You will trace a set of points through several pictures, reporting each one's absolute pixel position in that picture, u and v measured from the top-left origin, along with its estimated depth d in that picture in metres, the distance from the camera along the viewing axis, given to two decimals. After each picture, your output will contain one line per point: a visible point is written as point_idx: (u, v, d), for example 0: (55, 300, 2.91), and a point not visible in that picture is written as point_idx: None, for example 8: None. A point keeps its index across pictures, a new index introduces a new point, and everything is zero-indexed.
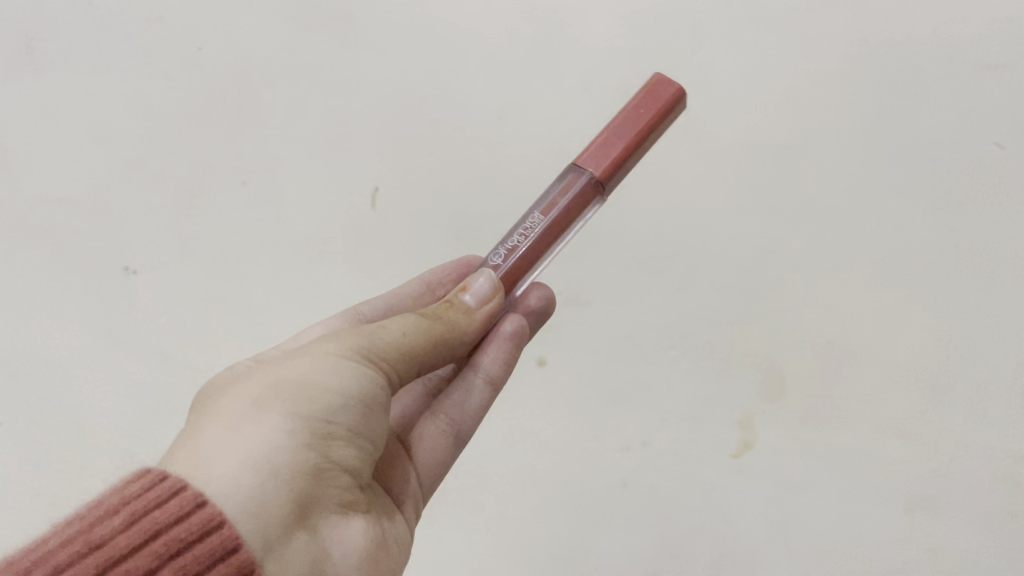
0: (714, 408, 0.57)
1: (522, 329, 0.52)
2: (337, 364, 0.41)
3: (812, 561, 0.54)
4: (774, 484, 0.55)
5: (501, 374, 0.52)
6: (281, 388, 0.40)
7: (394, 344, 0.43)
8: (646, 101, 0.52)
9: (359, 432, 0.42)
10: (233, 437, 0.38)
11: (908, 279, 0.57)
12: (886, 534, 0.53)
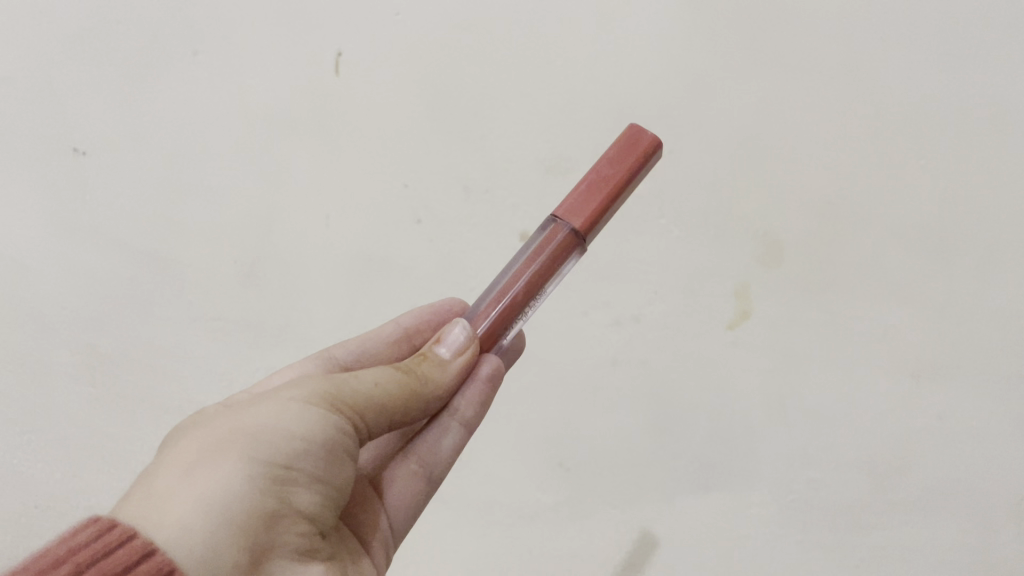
0: (707, 279, 0.57)
1: (500, 370, 0.45)
2: (302, 411, 0.36)
3: (809, 433, 0.55)
4: (772, 356, 0.56)
5: (477, 416, 0.46)
6: (226, 449, 0.34)
7: (366, 393, 0.38)
8: (620, 163, 0.44)
9: (325, 480, 0.36)
10: (188, 482, 0.32)
11: (934, 169, 0.55)
12: (885, 403, 0.55)
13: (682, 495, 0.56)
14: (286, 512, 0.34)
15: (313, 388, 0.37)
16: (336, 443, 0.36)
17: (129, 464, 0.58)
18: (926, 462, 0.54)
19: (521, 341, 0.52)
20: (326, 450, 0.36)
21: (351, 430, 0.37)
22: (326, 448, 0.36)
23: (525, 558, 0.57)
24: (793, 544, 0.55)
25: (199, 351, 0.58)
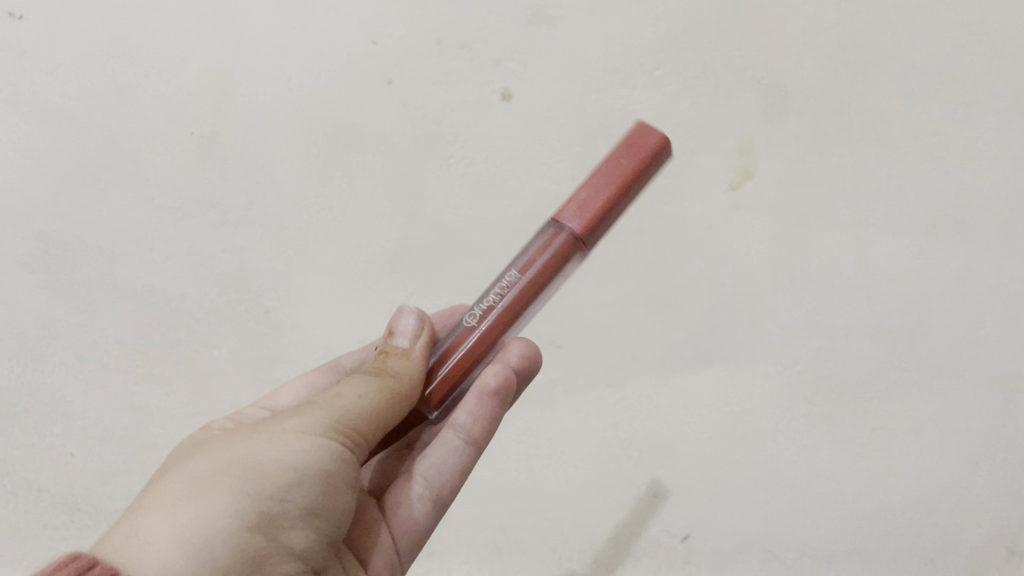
0: (707, 137, 0.52)
1: (507, 384, 0.42)
2: (294, 440, 0.34)
3: (816, 299, 0.52)
4: (778, 217, 0.52)
5: (484, 434, 0.43)
6: (219, 474, 0.33)
7: (362, 413, 0.36)
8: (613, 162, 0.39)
9: (319, 512, 0.35)
10: (178, 509, 0.32)
11: (943, 14, 0.52)
12: (898, 265, 0.51)
13: (680, 370, 0.53)
14: (278, 545, 0.33)
15: (308, 416, 0.36)
16: (327, 471, 0.35)
17: (90, 353, 0.54)
18: (938, 328, 0.51)
19: (524, 361, 0.43)
20: (319, 480, 0.34)
21: (346, 457, 0.36)
22: (318, 476, 0.34)
23: (514, 439, 0.55)
24: (797, 417, 0.52)
25: (155, 232, 0.54)
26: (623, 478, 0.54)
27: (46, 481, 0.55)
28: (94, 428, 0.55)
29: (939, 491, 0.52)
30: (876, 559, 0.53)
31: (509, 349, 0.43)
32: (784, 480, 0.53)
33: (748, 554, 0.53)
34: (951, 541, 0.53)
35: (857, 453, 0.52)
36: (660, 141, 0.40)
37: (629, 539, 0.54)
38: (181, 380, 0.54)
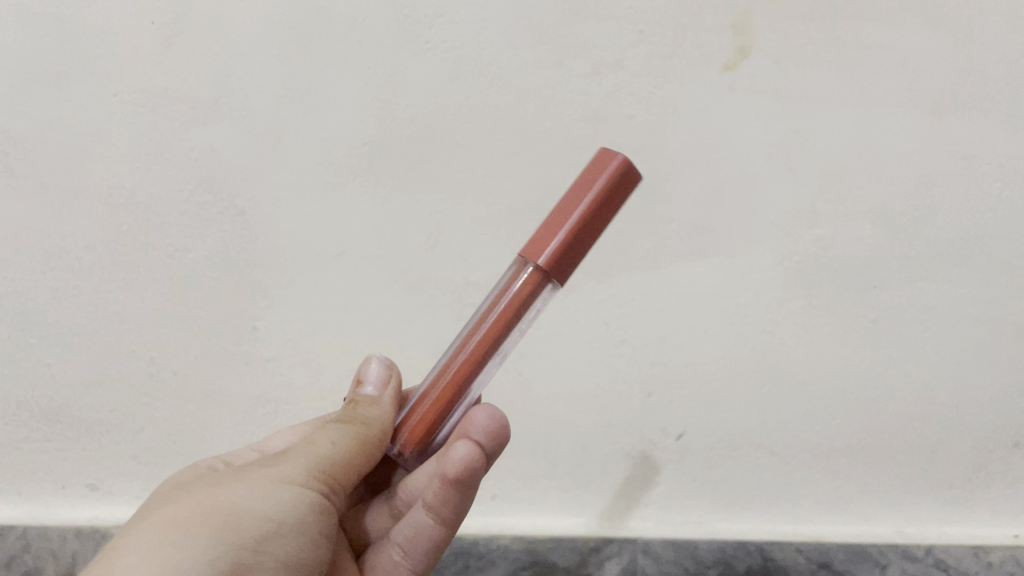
0: (702, 14, 0.49)
1: (473, 462, 0.39)
2: (276, 486, 0.35)
3: (813, 182, 0.50)
4: (776, 97, 0.49)
5: (455, 513, 0.42)
6: (202, 513, 0.33)
7: (335, 460, 0.37)
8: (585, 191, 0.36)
9: (296, 562, 0.35)
10: (163, 544, 0.32)
11: None
12: (903, 146, 0.50)
13: (674, 262, 0.51)
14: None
15: (289, 463, 0.36)
16: (306, 517, 0.35)
17: (64, 260, 0.53)
18: (944, 213, 0.50)
19: (497, 426, 0.40)
20: (298, 526, 0.35)
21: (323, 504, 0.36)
22: (299, 522, 0.35)
23: None
24: (795, 308, 0.51)
25: (122, 130, 0.52)
26: (616, 375, 0.53)
27: (26, 394, 0.54)
28: (72, 338, 0.53)
29: (942, 380, 0.51)
30: (877, 450, 0.52)
31: (474, 413, 0.40)
32: (780, 373, 0.52)
33: (744, 448, 0.52)
34: (955, 431, 0.51)
35: (857, 344, 0.51)
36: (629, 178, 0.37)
37: (623, 436, 0.53)
38: (158, 285, 0.53)
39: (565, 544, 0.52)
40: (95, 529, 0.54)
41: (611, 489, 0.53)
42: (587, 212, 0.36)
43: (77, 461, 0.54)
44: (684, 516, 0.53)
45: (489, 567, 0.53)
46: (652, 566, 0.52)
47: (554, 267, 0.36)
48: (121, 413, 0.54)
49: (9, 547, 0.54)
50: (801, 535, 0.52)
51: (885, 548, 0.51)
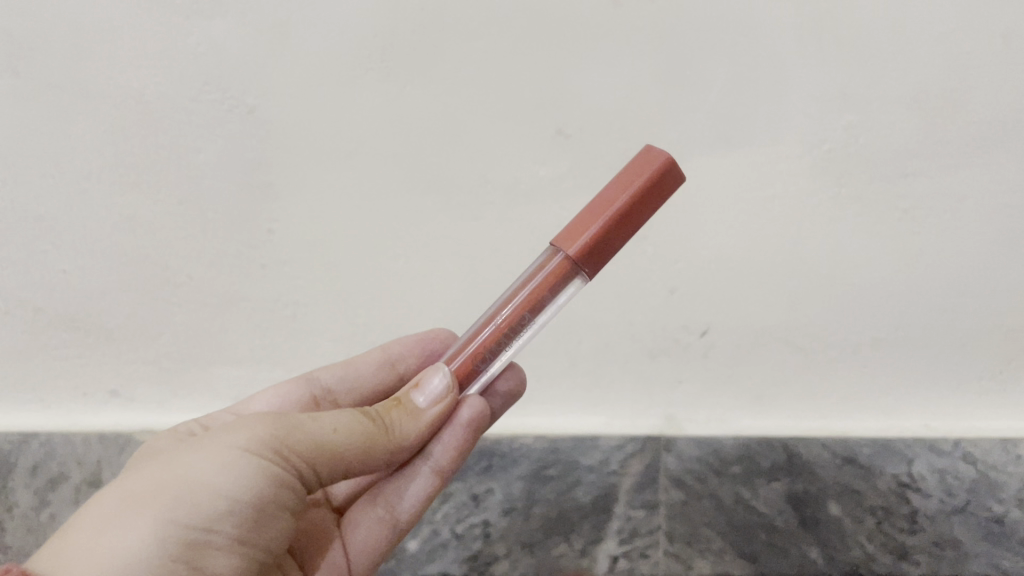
0: None
1: (482, 415, 0.44)
2: (240, 461, 0.35)
3: (850, 69, 0.46)
4: None
5: (451, 466, 0.45)
6: (160, 489, 0.34)
7: (320, 444, 0.37)
8: (621, 188, 0.39)
9: (253, 539, 0.36)
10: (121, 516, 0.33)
11: None
12: (949, 27, 0.44)
13: (700, 156, 0.49)
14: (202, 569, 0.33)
15: (262, 430, 0.36)
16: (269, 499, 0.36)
17: (69, 164, 0.51)
18: (983, 91, 0.45)
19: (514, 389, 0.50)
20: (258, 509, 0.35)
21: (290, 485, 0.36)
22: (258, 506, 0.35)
23: (523, 240, 0.52)
24: (824, 201, 0.49)
25: (97, 26, 0.47)
26: (639, 274, 0.52)
27: (45, 300, 0.54)
28: (85, 244, 0.53)
29: (978, 274, 0.49)
30: (906, 345, 0.51)
31: (500, 380, 0.49)
32: (807, 267, 0.50)
33: (768, 345, 0.52)
34: (989, 325, 0.50)
35: (889, 237, 0.49)
36: (664, 163, 0.39)
37: (646, 338, 0.53)
38: (168, 189, 0.51)
39: (586, 445, 0.55)
40: (121, 435, 0.55)
41: (632, 389, 0.54)
42: (622, 207, 0.39)
43: (101, 366, 0.55)
44: (708, 414, 0.54)
45: (513, 467, 0.56)
46: (675, 462, 0.54)
47: (585, 264, 0.39)
48: (140, 319, 0.54)
49: (37, 453, 0.56)
50: (823, 431, 0.53)
51: (911, 442, 0.51)
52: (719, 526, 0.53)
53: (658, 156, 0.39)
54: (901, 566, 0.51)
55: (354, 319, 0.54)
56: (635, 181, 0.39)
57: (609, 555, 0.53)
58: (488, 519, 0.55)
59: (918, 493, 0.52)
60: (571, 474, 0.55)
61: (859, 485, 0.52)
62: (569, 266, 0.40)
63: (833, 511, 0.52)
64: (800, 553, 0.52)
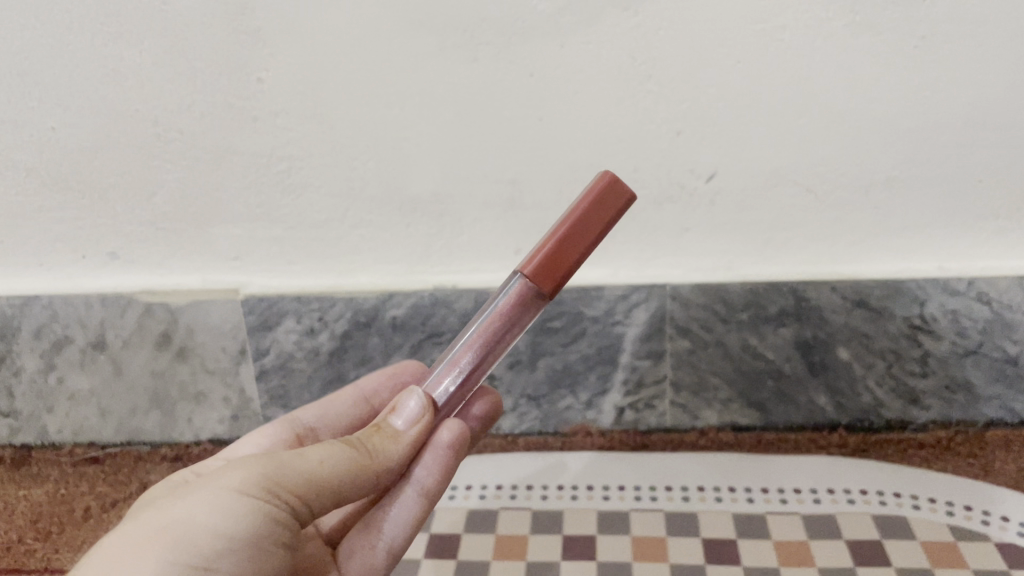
0: None
1: (462, 435, 0.40)
2: (229, 503, 0.32)
3: None
4: None
5: (438, 485, 0.40)
6: (162, 532, 0.31)
7: (308, 476, 0.34)
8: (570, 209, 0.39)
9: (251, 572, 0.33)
10: (129, 561, 0.30)
11: None
12: None
13: None
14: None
15: (252, 472, 0.33)
16: (266, 527, 0.33)
17: (46, 12, 0.48)
18: None
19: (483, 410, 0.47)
20: (257, 538, 0.33)
21: (283, 513, 0.33)
22: (256, 535, 0.33)
23: (522, 82, 0.48)
24: (842, 29, 0.45)
25: None
26: (644, 115, 0.49)
27: (37, 160, 0.52)
28: (73, 99, 0.50)
29: (1005, 105, 0.47)
30: (923, 183, 0.49)
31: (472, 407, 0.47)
32: (823, 104, 0.47)
33: (778, 188, 0.50)
34: (1012, 157, 0.48)
35: (911, 67, 0.46)
36: (626, 197, 0.40)
37: (650, 184, 0.50)
38: (150, 37, 0.48)
39: (592, 294, 0.52)
40: (121, 296, 0.54)
41: (638, 240, 0.52)
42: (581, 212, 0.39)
43: (98, 229, 0.54)
44: (715, 261, 0.52)
45: None
46: (681, 311, 0.52)
47: (543, 280, 0.38)
48: (134, 177, 0.52)
49: (39, 317, 0.55)
50: (836, 275, 0.51)
51: (924, 283, 0.50)
52: (727, 376, 0.53)
53: (599, 175, 0.40)
54: (907, 409, 0.52)
55: (353, 176, 0.51)
56: (593, 215, 0.39)
57: (616, 407, 0.55)
58: (492, 373, 0.55)
59: (931, 336, 0.51)
60: (577, 327, 0.53)
61: (869, 329, 0.51)
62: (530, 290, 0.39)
63: (842, 356, 0.52)
64: (807, 401, 0.53)
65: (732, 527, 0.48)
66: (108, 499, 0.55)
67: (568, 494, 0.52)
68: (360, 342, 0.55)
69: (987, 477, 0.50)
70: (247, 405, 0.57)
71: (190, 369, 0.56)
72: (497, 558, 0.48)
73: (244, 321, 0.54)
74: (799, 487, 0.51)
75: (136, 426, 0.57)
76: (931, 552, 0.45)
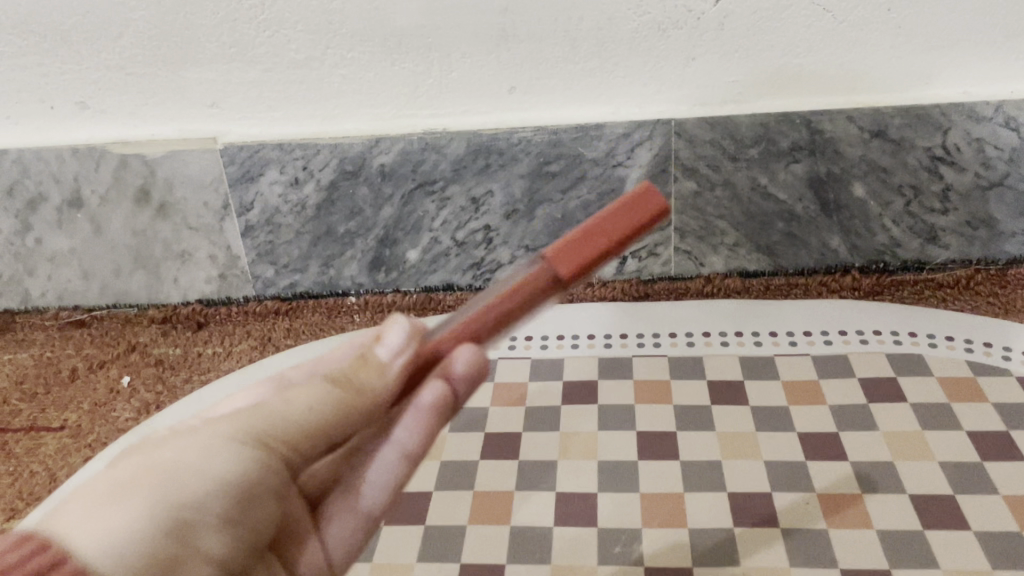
0: None
1: (449, 396, 0.32)
2: (217, 444, 0.28)
3: None
4: None
5: (423, 446, 0.34)
6: (144, 476, 0.26)
7: (296, 423, 0.29)
8: (610, 213, 0.31)
9: (238, 520, 0.28)
10: (110, 504, 0.25)
11: None
12: None
13: None
14: (197, 557, 0.27)
15: (240, 419, 0.29)
16: (257, 477, 0.28)
17: None
18: None
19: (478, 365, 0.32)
20: (250, 486, 0.28)
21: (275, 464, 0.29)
22: (250, 483, 0.28)
23: None
24: None
25: None
26: None
27: None
28: None
29: None
30: None
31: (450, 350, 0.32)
32: None
33: (792, 9, 0.44)
34: None
35: None
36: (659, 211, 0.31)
37: (650, 6, 0.45)
38: None
39: (591, 133, 0.49)
40: (94, 148, 0.51)
41: (643, 73, 0.47)
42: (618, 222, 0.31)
43: (63, 78, 0.50)
44: (723, 95, 0.48)
45: (513, 165, 0.50)
46: (686, 149, 0.49)
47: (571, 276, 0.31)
48: (93, 16, 0.47)
49: (10, 173, 0.52)
50: (854, 104, 0.47)
51: (948, 110, 0.46)
52: (734, 220, 0.51)
53: (637, 187, 0.32)
54: (925, 249, 0.50)
55: (331, 11, 0.46)
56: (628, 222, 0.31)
57: (618, 257, 0.53)
58: (488, 223, 0.53)
59: (952, 168, 0.48)
60: (576, 170, 0.50)
61: (888, 163, 0.48)
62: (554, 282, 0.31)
63: (857, 193, 0.49)
64: (819, 244, 0.51)
65: (739, 369, 0.47)
66: (95, 359, 0.53)
67: (569, 344, 0.50)
68: (348, 193, 0.52)
69: (1008, 315, 0.48)
70: (234, 264, 0.55)
71: (173, 226, 0.53)
72: (496, 405, 0.46)
73: (225, 172, 0.51)
74: (810, 330, 0.48)
75: (121, 288, 0.56)
76: (948, 386, 0.43)
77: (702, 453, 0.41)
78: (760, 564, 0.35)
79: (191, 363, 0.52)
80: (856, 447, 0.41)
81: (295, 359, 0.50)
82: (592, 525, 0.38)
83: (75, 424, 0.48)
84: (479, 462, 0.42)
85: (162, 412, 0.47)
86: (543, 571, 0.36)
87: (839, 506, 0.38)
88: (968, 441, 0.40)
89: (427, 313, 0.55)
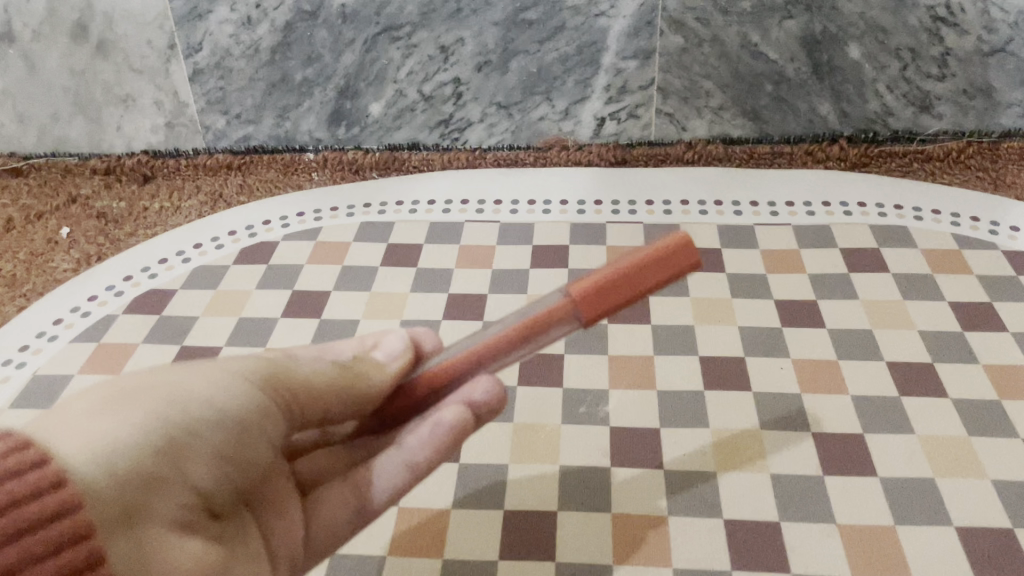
0: None
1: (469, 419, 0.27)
2: (223, 377, 0.24)
3: None
4: None
5: (426, 461, 0.27)
6: (128, 389, 0.22)
7: (299, 382, 0.25)
8: (645, 264, 0.25)
9: (230, 456, 0.23)
10: (96, 415, 0.21)
11: None
12: None
13: None
14: (183, 480, 0.22)
15: (248, 361, 0.25)
16: (254, 422, 0.24)
17: None
18: None
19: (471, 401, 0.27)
20: (246, 424, 0.24)
21: (266, 412, 0.25)
22: (247, 421, 0.24)
23: None
24: None
25: None
26: None
27: None
28: None
29: None
30: None
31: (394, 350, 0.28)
32: None
33: None
34: None
35: None
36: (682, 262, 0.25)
37: None
38: None
39: None
40: None
41: None
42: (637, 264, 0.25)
43: None
44: None
45: (485, 11, 0.46)
46: None
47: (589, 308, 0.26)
48: None
49: None
50: None
51: None
52: (721, 80, 0.48)
53: (671, 245, 0.25)
54: (918, 118, 0.48)
55: None
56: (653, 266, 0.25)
57: (595, 118, 0.51)
58: (457, 75, 0.49)
59: (954, 31, 0.45)
60: (554, 19, 0.46)
61: (887, 23, 0.45)
62: (562, 319, 0.26)
63: (852, 55, 0.46)
64: (808, 109, 0.49)
65: (718, 238, 0.44)
66: (32, 210, 0.49)
67: (540, 209, 0.47)
68: (306, 36, 0.48)
69: (997, 190, 0.45)
70: (182, 112, 0.51)
71: (114, 67, 0.49)
72: (461, 267, 0.43)
73: (170, 8, 0.47)
74: (791, 200, 0.46)
75: (60, 134, 0.52)
76: (931, 258, 0.42)
77: (676, 317, 0.40)
78: (729, 426, 0.34)
79: (136, 217, 0.48)
80: (834, 315, 0.39)
81: (249, 215, 0.47)
82: (557, 385, 0.36)
83: (9, 274, 0.44)
84: (441, 322, 0.39)
85: (105, 262, 0.44)
86: (504, 430, 0.34)
87: (813, 372, 0.36)
88: (951, 313, 0.39)
89: (389, 173, 0.51)
